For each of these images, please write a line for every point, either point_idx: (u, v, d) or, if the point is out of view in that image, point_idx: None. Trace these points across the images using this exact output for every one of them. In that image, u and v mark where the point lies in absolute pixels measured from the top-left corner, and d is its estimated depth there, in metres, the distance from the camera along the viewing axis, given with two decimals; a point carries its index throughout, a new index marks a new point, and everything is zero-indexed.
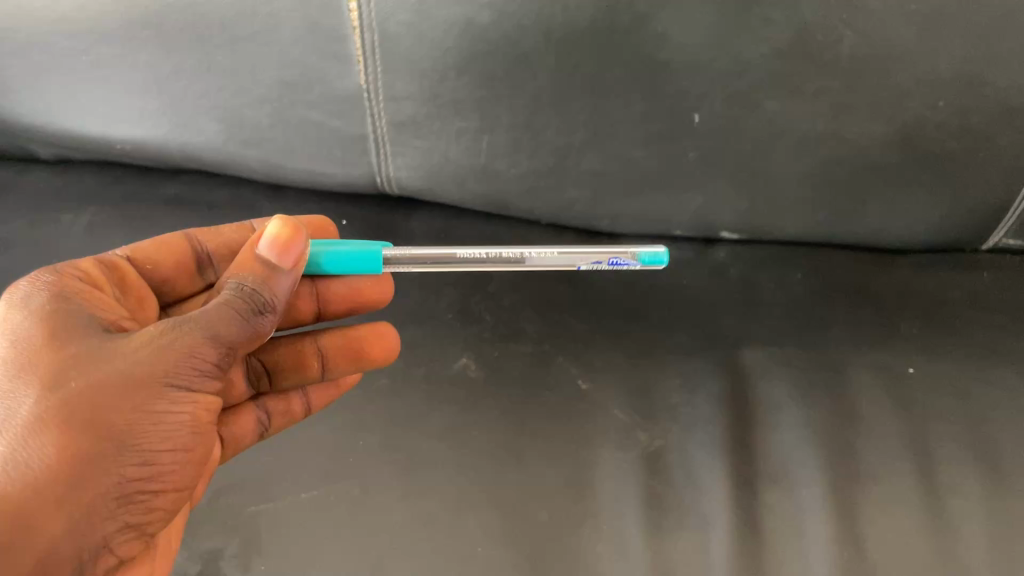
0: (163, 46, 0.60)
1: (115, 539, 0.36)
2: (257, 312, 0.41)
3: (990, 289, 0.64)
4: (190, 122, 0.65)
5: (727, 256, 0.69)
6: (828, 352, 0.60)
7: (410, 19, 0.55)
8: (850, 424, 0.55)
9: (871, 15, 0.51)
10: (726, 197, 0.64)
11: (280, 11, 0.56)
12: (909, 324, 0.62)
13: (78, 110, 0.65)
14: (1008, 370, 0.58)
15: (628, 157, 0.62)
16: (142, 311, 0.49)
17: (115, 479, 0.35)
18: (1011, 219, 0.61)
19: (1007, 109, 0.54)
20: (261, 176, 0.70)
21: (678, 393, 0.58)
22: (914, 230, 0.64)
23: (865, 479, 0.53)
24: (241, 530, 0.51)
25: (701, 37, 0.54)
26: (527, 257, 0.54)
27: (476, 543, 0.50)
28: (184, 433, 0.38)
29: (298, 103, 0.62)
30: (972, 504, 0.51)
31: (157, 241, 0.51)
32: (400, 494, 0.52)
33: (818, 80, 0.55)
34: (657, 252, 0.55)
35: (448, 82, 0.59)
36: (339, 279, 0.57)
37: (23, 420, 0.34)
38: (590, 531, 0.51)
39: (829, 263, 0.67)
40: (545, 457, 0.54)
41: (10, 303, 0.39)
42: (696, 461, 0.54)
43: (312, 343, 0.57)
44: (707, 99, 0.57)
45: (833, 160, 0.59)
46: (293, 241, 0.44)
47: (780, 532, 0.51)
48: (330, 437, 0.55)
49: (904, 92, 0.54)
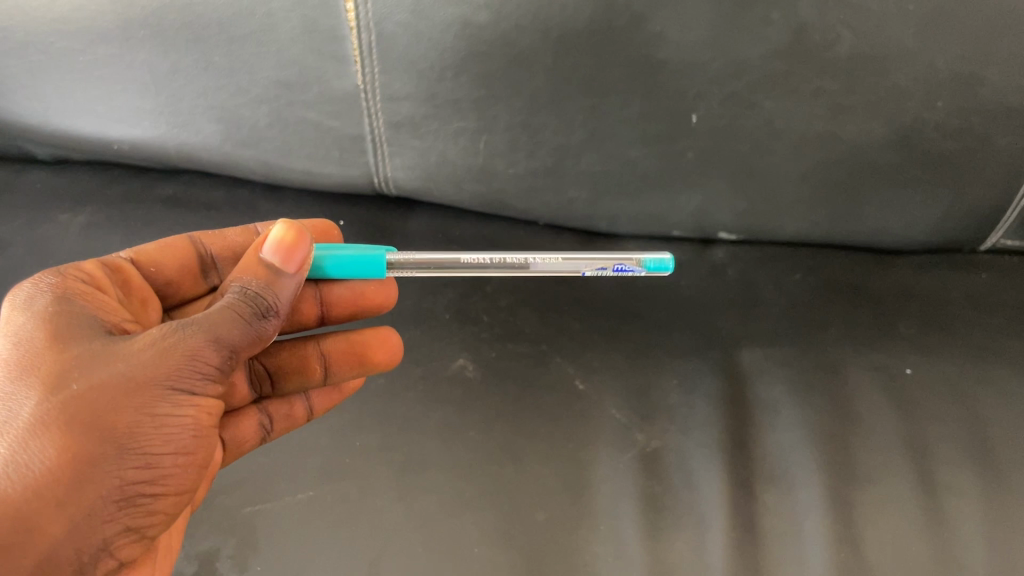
0: (159, 46, 0.59)
1: (115, 543, 0.36)
2: (260, 315, 0.41)
3: (986, 289, 0.64)
4: (187, 122, 0.64)
5: (725, 256, 0.69)
6: (826, 352, 0.60)
7: (407, 19, 0.55)
8: (846, 424, 0.56)
9: (869, 16, 0.51)
10: (724, 197, 0.64)
11: (277, 11, 0.56)
12: (906, 324, 0.62)
13: (74, 110, 0.65)
14: (1003, 370, 0.58)
15: (627, 158, 0.62)
16: (145, 313, 0.49)
17: (116, 483, 0.35)
18: (1008, 219, 0.62)
19: (1003, 109, 0.54)
20: (259, 176, 0.69)
21: (676, 393, 0.58)
22: (910, 230, 0.64)
23: (861, 479, 0.53)
24: (237, 531, 0.50)
25: (700, 38, 0.54)
26: (532, 263, 0.55)
27: (473, 544, 0.50)
28: (185, 436, 0.38)
29: (296, 103, 0.62)
30: (967, 503, 0.51)
31: (161, 243, 0.51)
32: (398, 495, 0.52)
33: (816, 80, 0.55)
34: (662, 259, 0.56)
35: (446, 82, 0.59)
36: (343, 283, 0.57)
37: (23, 423, 0.34)
38: (588, 531, 0.51)
39: (827, 264, 0.67)
40: (544, 457, 0.54)
41: (13, 304, 0.39)
42: (694, 461, 0.54)
43: (315, 347, 0.57)
44: (705, 99, 0.57)
45: (831, 160, 0.60)
46: (297, 244, 0.44)
47: (777, 531, 0.51)
48: (328, 438, 0.55)
49: (901, 92, 0.55)
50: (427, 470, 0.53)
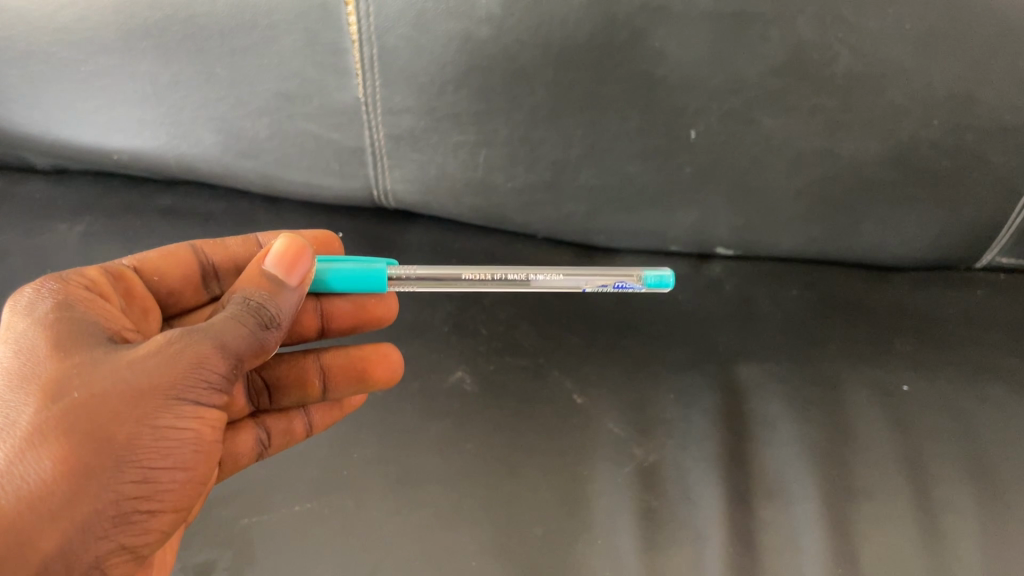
0: (162, 57, 0.59)
1: (108, 561, 0.35)
2: (264, 325, 0.41)
3: (984, 306, 0.64)
4: (188, 132, 0.64)
5: (722, 271, 0.69)
6: (822, 367, 0.60)
7: (409, 33, 0.55)
8: (843, 440, 0.56)
9: (866, 35, 0.52)
10: (722, 213, 0.65)
11: (280, 23, 0.56)
12: (903, 341, 0.62)
13: (75, 120, 0.65)
14: (1000, 387, 0.58)
15: (625, 173, 0.63)
16: (146, 323, 0.48)
17: (113, 496, 0.34)
18: (1006, 236, 0.62)
19: (1001, 127, 0.55)
20: (258, 187, 0.69)
21: (674, 407, 0.58)
22: (906, 247, 0.65)
23: (858, 494, 0.53)
24: (234, 543, 0.50)
25: (699, 55, 0.54)
26: (532, 278, 0.54)
27: (469, 557, 0.50)
28: (187, 450, 0.37)
29: (297, 116, 0.62)
30: (967, 521, 0.51)
31: (163, 251, 0.51)
32: (393, 510, 0.52)
33: (813, 98, 0.55)
34: (662, 275, 0.55)
35: (446, 96, 0.59)
36: (344, 297, 0.57)
37: (21, 431, 0.34)
38: (584, 545, 0.51)
39: (825, 280, 0.68)
40: (542, 472, 0.54)
41: (15, 309, 0.39)
42: (692, 475, 0.54)
43: (315, 361, 0.56)
44: (703, 115, 0.58)
45: (827, 178, 0.60)
46: (300, 258, 0.44)
47: (774, 547, 0.51)
48: (325, 451, 0.55)
49: (898, 110, 0.55)
50: (424, 483, 0.53)
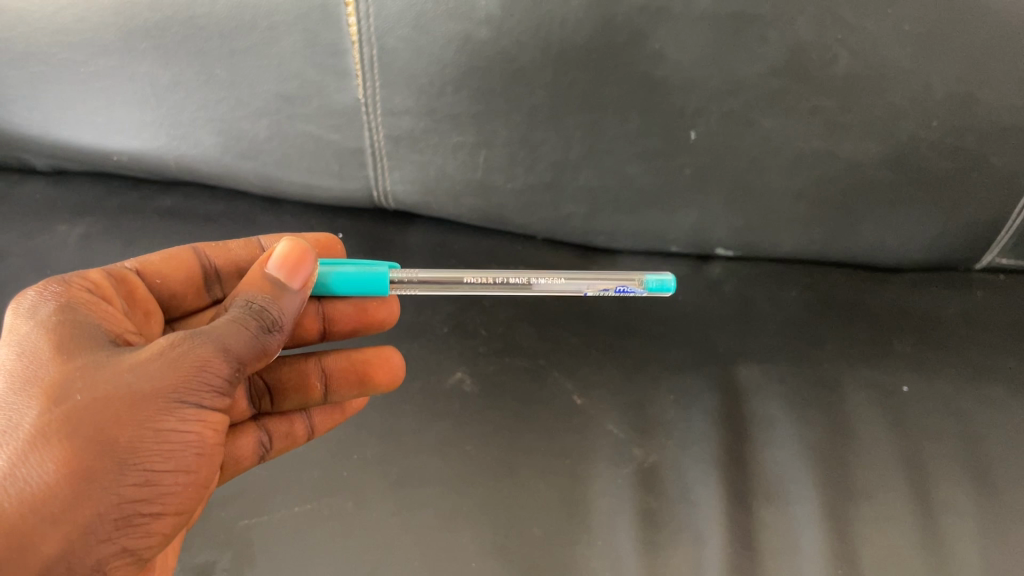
0: (162, 58, 0.59)
1: (110, 564, 0.35)
2: (266, 329, 0.41)
3: (983, 307, 0.64)
4: (187, 133, 0.64)
5: (722, 272, 0.69)
6: (821, 368, 0.61)
7: (409, 34, 0.55)
8: (842, 441, 0.56)
9: (865, 36, 0.52)
10: (722, 213, 0.65)
11: (280, 25, 0.56)
12: (902, 341, 0.62)
13: (74, 121, 0.65)
14: (999, 387, 0.58)
15: (625, 174, 0.63)
16: (148, 327, 0.48)
17: (115, 499, 0.35)
18: (1005, 237, 0.62)
19: (1000, 128, 0.55)
20: (258, 188, 0.69)
21: (673, 408, 0.58)
22: (906, 247, 0.65)
23: (857, 495, 0.53)
24: (233, 544, 0.50)
25: (699, 56, 0.54)
26: (534, 282, 0.55)
27: (469, 559, 0.50)
28: (190, 453, 0.37)
29: (297, 117, 0.62)
30: (965, 521, 0.51)
31: (165, 254, 0.51)
32: (393, 511, 0.52)
33: (813, 99, 0.55)
34: (663, 278, 0.55)
35: (446, 97, 0.59)
36: (345, 300, 0.57)
37: (24, 433, 0.34)
38: (584, 546, 0.51)
39: (824, 281, 0.68)
40: (542, 473, 0.54)
41: (17, 312, 0.39)
42: (691, 475, 0.54)
43: (316, 364, 0.57)
44: (703, 116, 0.58)
45: (827, 179, 0.60)
46: (302, 262, 0.44)
47: (773, 547, 0.51)
48: (325, 453, 0.55)
49: (897, 111, 0.55)
50: (424, 485, 0.53)
